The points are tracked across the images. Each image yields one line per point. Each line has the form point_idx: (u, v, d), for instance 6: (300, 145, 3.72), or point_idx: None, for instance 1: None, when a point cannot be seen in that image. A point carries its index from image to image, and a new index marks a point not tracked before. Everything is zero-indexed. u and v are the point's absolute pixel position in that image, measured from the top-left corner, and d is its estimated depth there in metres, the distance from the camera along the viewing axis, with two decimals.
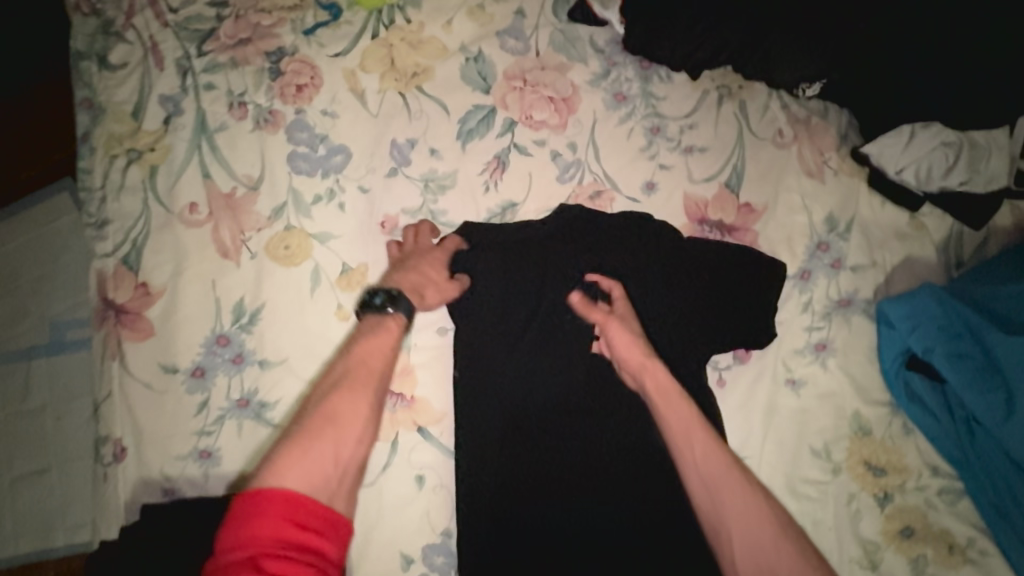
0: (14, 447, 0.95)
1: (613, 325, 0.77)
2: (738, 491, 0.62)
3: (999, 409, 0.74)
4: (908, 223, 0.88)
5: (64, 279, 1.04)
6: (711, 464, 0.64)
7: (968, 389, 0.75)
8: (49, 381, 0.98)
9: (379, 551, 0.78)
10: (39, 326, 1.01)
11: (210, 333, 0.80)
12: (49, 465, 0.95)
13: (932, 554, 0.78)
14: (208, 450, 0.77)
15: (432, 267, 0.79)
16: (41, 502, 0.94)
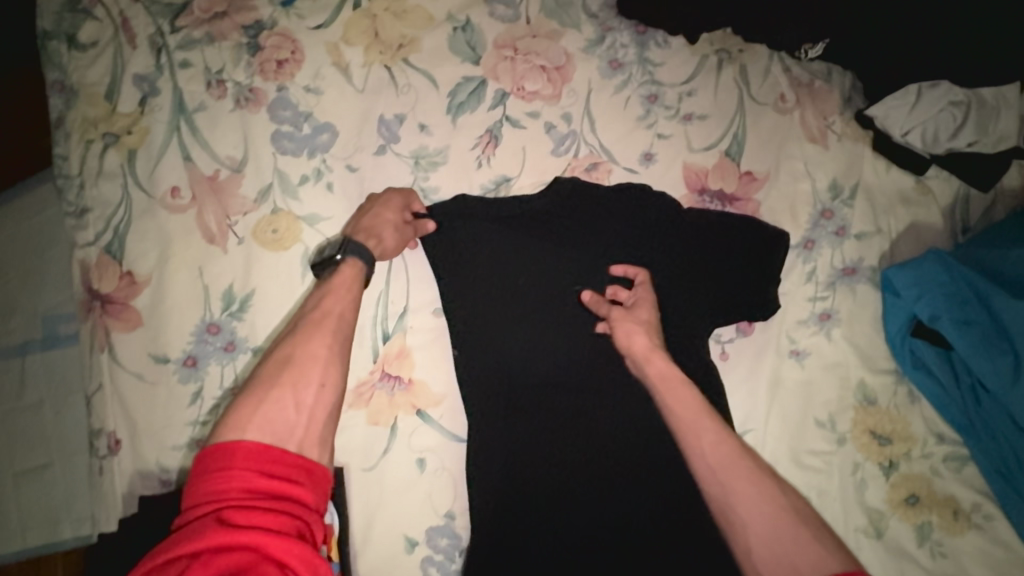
0: (15, 443, 0.94)
1: (620, 316, 0.75)
2: (748, 477, 0.60)
3: (1006, 373, 0.73)
4: (914, 187, 0.85)
5: (53, 273, 1.01)
6: (718, 451, 0.62)
7: (975, 356, 0.74)
8: (46, 376, 0.97)
9: (383, 536, 0.77)
10: (30, 322, 0.98)
11: (200, 321, 0.77)
12: (52, 460, 0.95)
13: (937, 521, 0.78)
14: (204, 440, 0.76)
15: (389, 213, 0.77)
16: (44, 496, 0.93)
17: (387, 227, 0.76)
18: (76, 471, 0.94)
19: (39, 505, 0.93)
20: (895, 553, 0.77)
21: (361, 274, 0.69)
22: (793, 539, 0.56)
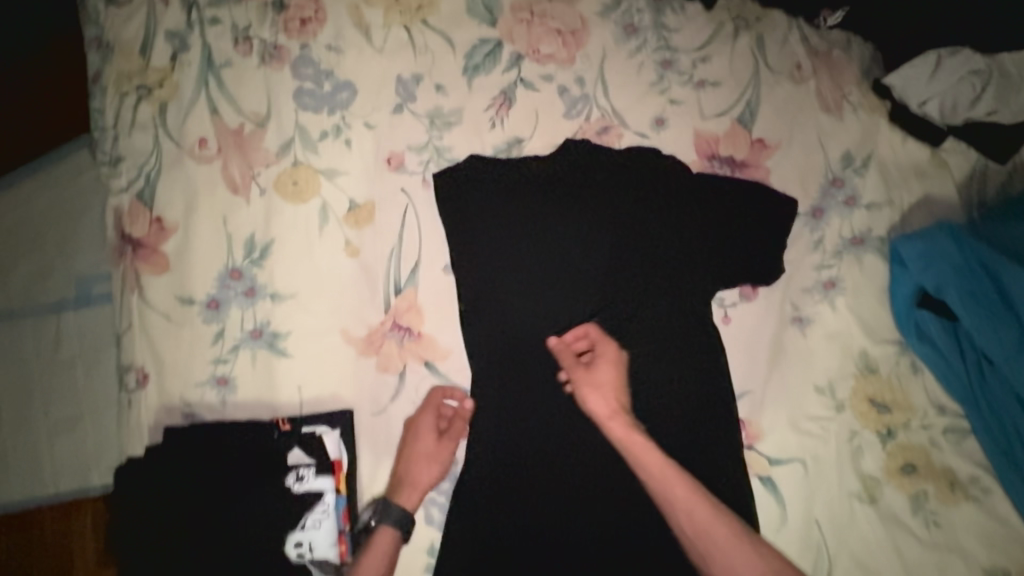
0: (51, 400, 0.99)
1: (583, 376, 0.78)
2: (733, 544, 0.66)
3: (1012, 346, 0.73)
4: (930, 159, 0.84)
5: (88, 235, 1.04)
6: (696, 513, 0.68)
7: (981, 328, 0.74)
8: (79, 334, 1.01)
9: (387, 478, 0.81)
10: (65, 282, 1.02)
11: (223, 268, 0.82)
12: (83, 415, 0.99)
13: (933, 491, 0.79)
14: (224, 378, 0.81)
15: (423, 444, 0.80)
16: (77, 451, 0.98)
17: (422, 459, 0.79)
18: (105, 427, 0.98)
19: (71, 458, 0.98)
20: (888, 520, 0.79)
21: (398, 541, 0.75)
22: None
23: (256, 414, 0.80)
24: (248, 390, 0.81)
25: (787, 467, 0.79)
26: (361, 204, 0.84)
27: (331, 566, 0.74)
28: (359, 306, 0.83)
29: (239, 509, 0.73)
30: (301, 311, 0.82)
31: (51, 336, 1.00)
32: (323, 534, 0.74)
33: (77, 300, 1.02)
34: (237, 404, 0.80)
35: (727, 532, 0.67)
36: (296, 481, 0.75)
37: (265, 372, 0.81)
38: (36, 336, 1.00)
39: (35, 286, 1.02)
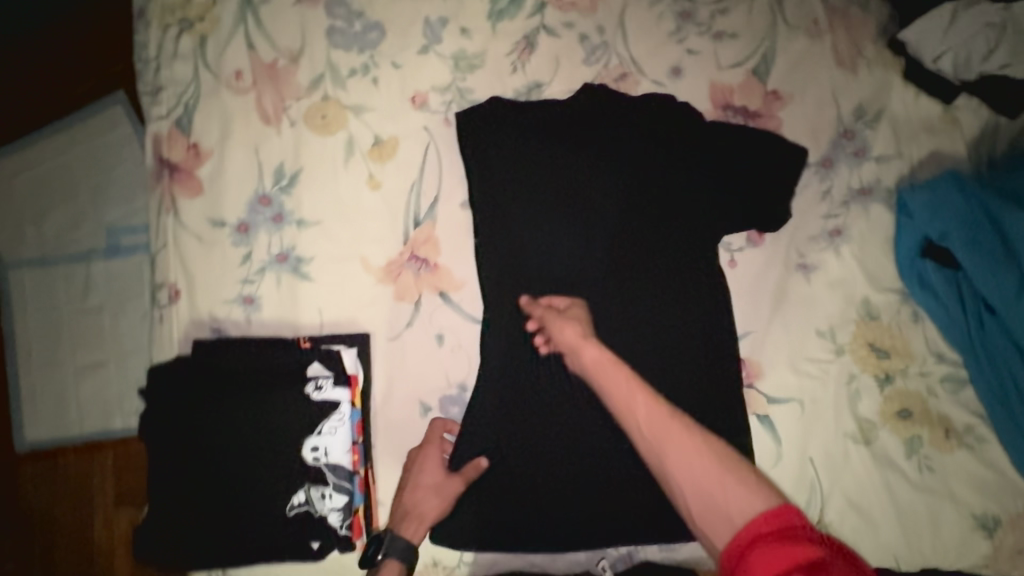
0: (81, 341, 1.11)
1: (552, 315, 0.79)
2: (686, 441, 0.61)
3: (1010, 290, 0.75)
4: (940, 116, 0.86)
5: (117, 187, 1.14)
6: (649, 415, 0.64)
7: (980, 271, 0.76)
8: (107, 280, 1.13)
9: (399, 399, 0.85)
10: (96, 232, 1.13)
11: (253, 194, 0.86)
12: (107, 359, 1.11)
13: (928, 437, 0.81)
14: (250, 297, 0.85)
15: (429, 481, 0.80)
16: (100, 390, 1.12)
17: (427, 492, 0.79)
18: (122, 373, 1.11)
19: (96, 397, 1.11)
20: (882, 462, 0.81)
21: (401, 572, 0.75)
22: (721, 486, 0.57)
23: (279, 333, 0.85)
24: (273, 309, 0.85)
25: (785, 406, 0.82)
26: (385, 139, 0.88)
27: (343, 472, 0.77)
28: (380, 236, 0.87)
29: (255, 417, 0.76)
30: (324, 238, 0.86)
31: (82, 283, 1.13)
32: (337, 441, 0.77)
33: (107, 249, 1.13)
34: (261, 322, 0.85)
35: (677, 434, 0.62)
36: (314, 390, 0.77)
37: (289, 293, 0.86)
38: (67, 280, 1.12)
39: (70, 230, 1.13)
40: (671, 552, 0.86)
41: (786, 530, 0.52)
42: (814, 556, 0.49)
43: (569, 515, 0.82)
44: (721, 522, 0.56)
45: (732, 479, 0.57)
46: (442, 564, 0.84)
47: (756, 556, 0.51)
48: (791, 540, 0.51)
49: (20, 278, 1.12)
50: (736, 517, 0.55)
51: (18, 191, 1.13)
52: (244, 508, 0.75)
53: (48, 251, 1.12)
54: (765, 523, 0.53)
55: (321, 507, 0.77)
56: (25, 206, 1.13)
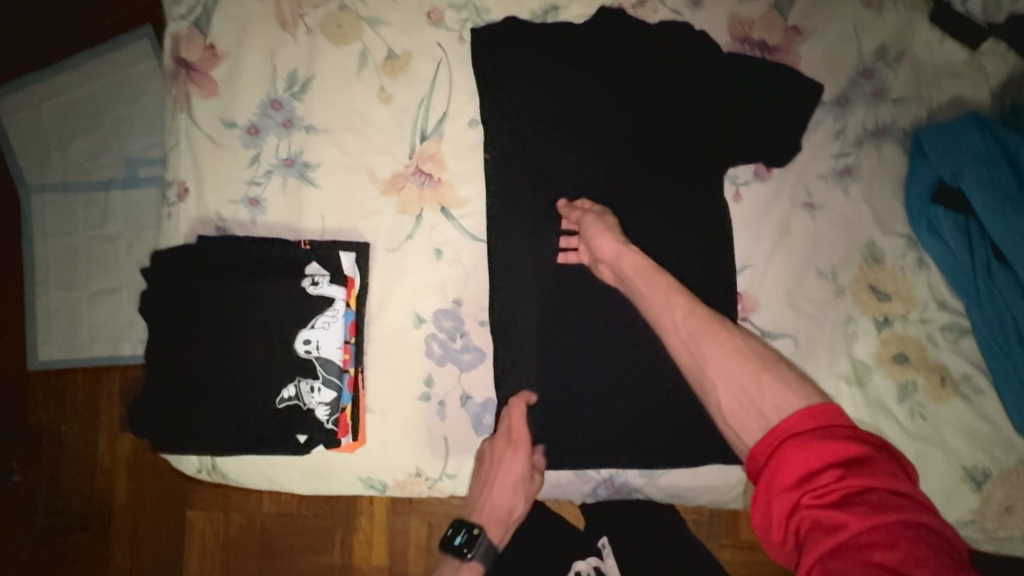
0: (97, 267, 1.18)
1: (590, 218, 0.78)
2: (722, 341, 0.59)
3: (1019, 230, 0.74)
4: (965, 61, 0.83)
5: (139, 119, 1.19)
6: (684, 317, 0.64)
7: (989, 212, 0.75)
8: (124, 209, 1.18)
9: (395, 309, 0.85)
10: (117, 161, 1.19)
11: (266, 98, 0.87)
12: (121, 286, 1.18)
13: (923, 383, 0.80)
14: (256, 199, 0.87)
15: (509, 485, 0.80)
16: (112, 313, 1.18)
17: (509, 493, 0.81)
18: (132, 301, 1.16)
19: (108, 322, 1.18)
20: (873, 405, 0.80)
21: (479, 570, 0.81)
22: (757, 382, 0.55)
23: (281, 236, 0.86)
24: (277, 213, 0.87)
25: (779, 342, 0.81)
26: (399, 54, 0.88)
27: (334, 367, 0.79)
28: (388, 149, 0.88)
29: (257, 306, 0.78)
30: (332, 146, 0.87)
31: (101, 210, 1.19)
32: (330, 335, 0.79)
33: (125, 180, 1.19)
34: (266, 224, 0.87)
35: (713, 332, 0.61)
36: (311, 285, 0.80)
37: (295, 197, 0.87)
38: (90, 207, 1.19)
39: (94, 158, 1.19)
40: (652, 479, 0.86)
41: (824, 427, 0.49)
42: (856, 452, 0.47)
43: (560, 432, 0.84)
44: (752, 420, 0.54)
45: (768, 374, 0.55)
46: (424, 475, 0.86)
47: (793, 450, 0.49)
48: (830, 434, 0.48)
49: (42, 199, 1.19)
50: (766, 408, 0.53)
51: (47, 117, 1.20)
52: (236, 397, 0.77)
53: (71, 175, 1.19)
54: (802, 420, 0.50)
55: (308, 401, 0.79)
56: (52, 131, 1.20)
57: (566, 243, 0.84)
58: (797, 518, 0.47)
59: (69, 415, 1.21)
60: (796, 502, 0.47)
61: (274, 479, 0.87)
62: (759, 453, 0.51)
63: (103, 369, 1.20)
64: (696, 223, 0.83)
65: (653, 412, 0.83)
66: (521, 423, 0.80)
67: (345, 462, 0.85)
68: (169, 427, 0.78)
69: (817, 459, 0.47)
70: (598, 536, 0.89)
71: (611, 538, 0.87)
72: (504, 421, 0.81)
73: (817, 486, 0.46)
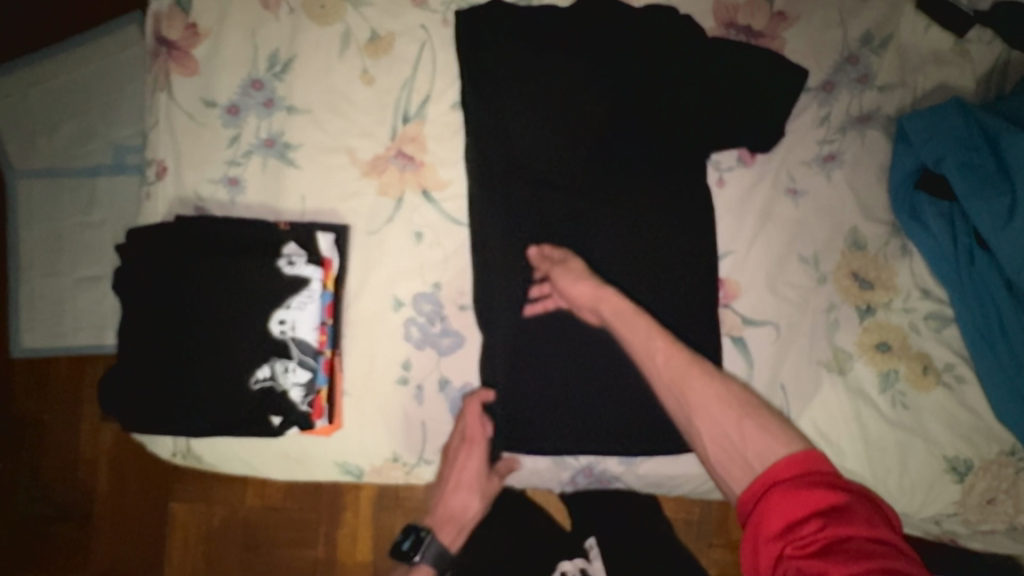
0: (81, 254, 1.16)
1: (558, 270, 0.78)
2: (705, 385, 0.63)
3: (1001, 214, 0.73)
4: (951, 48, 0.83)
5: (128, 107, 1.18)
6: (668, 356, 0.67)
7: (971, 195, 0.74)
8: (110, 198, 1.17)
9: (374, 292, 0.84)
10: (105, 148, 1.18)
11: (247, 77, 0.87)
12: (105, 274, 1.16)
13: (905, 372, 0.79)
14: (235, 179, 0.86)
15: (466, 483, 0.83)
16: (97, 302, 1.16)
17: (465, 490, 0.84)
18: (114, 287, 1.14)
19: (92, 309, 1.16)
20: (854, 392, 0.80)
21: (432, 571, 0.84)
22: (738, 427, 0.60)
23: (261, 217, 0.85)
24: (256, 193, 0.86)
25: (760, 329, 0.81)
26: (382, 35, 0.88)
27: (308, 347, 0.79)
28: (369, 130, 0.87)
29: (234, 286, 0.78)
30: (313, 127, 0.87)
31: (86, 197, 1.17)
32: (306, 316, 0.79)
33: (112, 166, 1.18)
34: (245, 204, 0.86)
35: (697, 375, 0.64)
36: (287, 265, 0.79)
37: (274, 177, 0.86)
38: (75, 194, 1.17)
39: (81, 145, 1.18)
40: (631, 466, 0.85)
41: (806, 475, 0.52)
42: (836, 500, 0.49)
43: (537, 417, 0.82)
44: (738, 468, 0.58)
45: (750, 421, 0.60)
46: (401, 461, 0.85)
47: (775, 499, 0.51)
48: (809, 482, 0.51)
49: (28, 186, 1.18)
50: (751, 454, 0.57)
51: (35, 103, 1.19)
52: (210, 377, 0.77)
53: (57, 162, 1.18)
54: (788, 468, 0.53)
55: (284, 381, 0.78)
56: (39, 117, 1.19)
57: (533, 296, 0.82)
58: (781, 570, 0.48)
59: (52, 403, 1.20)
60: (780, 553, 0.48)
61: (251, 463, 0.86)
62: (746, 504, 0.54)
63: (87, 358, 1.19)
64: (680, 208, 0.82)
65: (634, 401, 0.82)
66: (476, 421, 0.81)
67: (321, 446, 0.84)
68: (145, 407, 0.78)
69: (800, 508, 0.50)
70: (586, 538, 0.91)
71: (598, 539, 0.90)
72: (460, 419, 0.82)
73: (799, 535, 0.48)
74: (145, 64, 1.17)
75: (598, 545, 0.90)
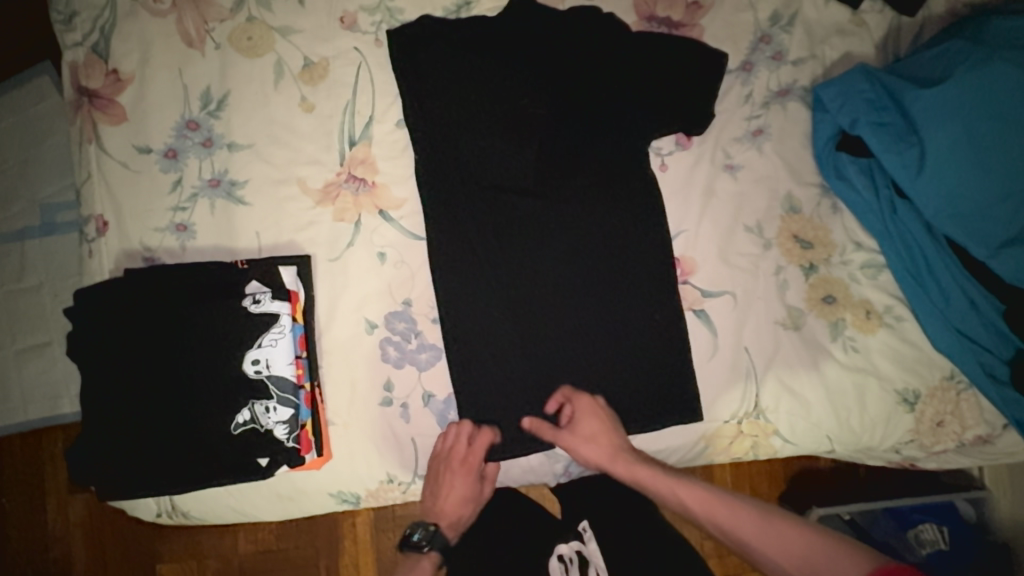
0: (17, 322, 1.10)
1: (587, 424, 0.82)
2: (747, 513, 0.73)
3: (913, 164, 0.81)
4: (849, 19, 0.91)
5: (50, 163, 1.12)
6: (705, 502, 0.76)
7: (886, 151, 0.82)
8: (43, 257, 1.11)
9: (345, 318, 0.84)
10: (31, 207, 1.11)
11: (180, 119, 0.85)
12: (51, 339, 1.10)
13: (851, 319, 0.87)
14: (183, 225, 0.84)
15: (459, 496, 0.87)
16: (45, 370, 1.10)
17: (459, 501, 0.88)
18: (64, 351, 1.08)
19: (39, 379, 1.10)
20: (810, 344, 0.86)
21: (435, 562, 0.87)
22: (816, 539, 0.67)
23: (214, 258, 0.83)
24: (206, 236, 0.84)
25: (718, 299, 0.86)
26: (316, 61, 0.87)
27: (287, 383, 0.78)
28: (316, 158, 0.86)
29: (198, 337, 0.76)
30: (257, 161, 0.85)
31: (18, 261, 1.11)
32: (279, 353, 0.78)
33: (42, 227, 1.11)
34: (197, 249, 0.83)
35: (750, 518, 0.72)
36: (252, 303, 0.78)
37: (224, 218, 0.84)
38: (5, 259, 1.11)
39: (2, 207, 1.11)
40: None
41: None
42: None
43: (527, 417, 0.85)
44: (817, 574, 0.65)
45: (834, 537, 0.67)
46: (397, 481, 0.85)
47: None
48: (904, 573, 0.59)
49: None
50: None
51: None
52: (187, 430, 0.75)
53: None
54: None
55: (266, 422, 0.77)
56: None
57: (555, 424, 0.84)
58: None
59: (7, 483, 1.12)
60: None
61: (241, 510, 0.84)
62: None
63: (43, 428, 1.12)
64: (629, 196, 0.87)
65: (613, 387, 0.85)
66: (481, 450, 0.83)
67: (313, 479, 0.83)
68: (122, 472, 0.75)
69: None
70: (579, 521, 0.93)
71: (591, 521, 0.92)
72: (450, 438, 0.82)
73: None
74: (64, 112, 1.11)
75: (591, 527, 0.92)
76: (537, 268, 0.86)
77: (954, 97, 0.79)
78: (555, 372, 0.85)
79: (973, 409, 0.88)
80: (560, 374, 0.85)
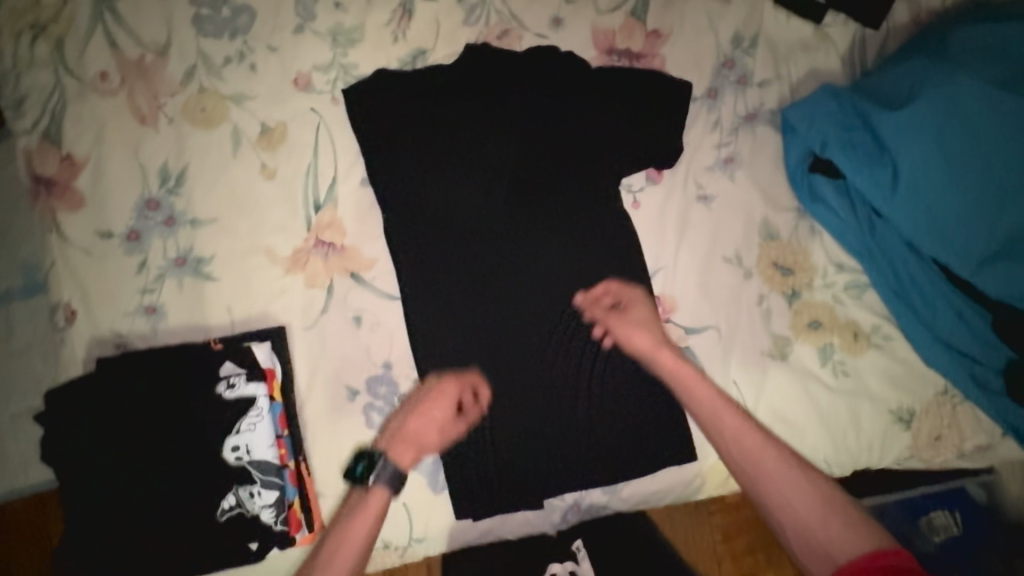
0: None
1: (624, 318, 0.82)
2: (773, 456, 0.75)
3: (886, 183, 0.80)
4: (812, 34, 0.89)
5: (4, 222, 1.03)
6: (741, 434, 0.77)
7: (858, 172, 0.81)
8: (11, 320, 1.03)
9: (325, 386, 0.83)
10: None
11: (140, 198, 0.83)
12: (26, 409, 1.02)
13: (839, 342, 0.85)
14: (153, 306, 0.82)
15: (434, 419, 0.80)
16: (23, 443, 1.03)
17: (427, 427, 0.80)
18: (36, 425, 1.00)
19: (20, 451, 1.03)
20: (799, 372, 0.85)
21: (379, 506, 0.76)
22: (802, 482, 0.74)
23: (187, 338, 0.82)
24: (177, 315, 0.82)
25: (703, 335, 0.85)
26: (273, 126, 0.86)
27: (269, 467, 0.77)
28: (282, 224, 0.85)
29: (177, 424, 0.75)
30: (222, 233, 0.84)
31: None
32: (258, 437, 0.77)
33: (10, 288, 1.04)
34: (169, 330, 0.82)
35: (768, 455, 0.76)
36: (227, 389, 0.77)
37: (193, 296, 0.83)
38: None
39: None
40: (614, 492, 0.86)
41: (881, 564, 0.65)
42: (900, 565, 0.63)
43: (519, 469, 0.83)
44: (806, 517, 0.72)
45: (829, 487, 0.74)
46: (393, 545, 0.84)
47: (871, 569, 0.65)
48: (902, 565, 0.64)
49: None
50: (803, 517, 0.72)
51: None
52: (175, 520, 0.75)
53: None
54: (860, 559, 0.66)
55: (251, 507, 0.76)
56: None
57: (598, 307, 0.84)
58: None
59: None
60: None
61: None
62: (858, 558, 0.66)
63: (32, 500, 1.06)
64: (603, 237, 0.85)
65: (604, 431, 0.84)
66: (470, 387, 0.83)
67: None
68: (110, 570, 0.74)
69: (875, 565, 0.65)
70: (574, 540, 0.91)
71: (585, 539, 0.91)
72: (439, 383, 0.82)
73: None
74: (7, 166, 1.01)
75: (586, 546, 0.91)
76: (517, 316, 0.84)
77: (921, 113, 0.77)
78: (543, 421, 0.83)
79: (971, 421, 0.86)
80: (548, 423, 0.83)
